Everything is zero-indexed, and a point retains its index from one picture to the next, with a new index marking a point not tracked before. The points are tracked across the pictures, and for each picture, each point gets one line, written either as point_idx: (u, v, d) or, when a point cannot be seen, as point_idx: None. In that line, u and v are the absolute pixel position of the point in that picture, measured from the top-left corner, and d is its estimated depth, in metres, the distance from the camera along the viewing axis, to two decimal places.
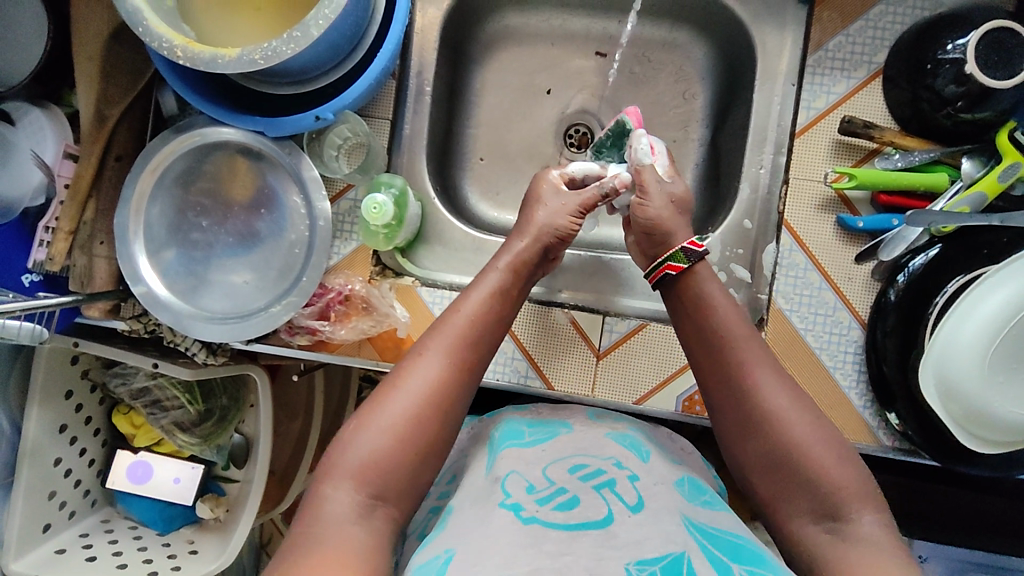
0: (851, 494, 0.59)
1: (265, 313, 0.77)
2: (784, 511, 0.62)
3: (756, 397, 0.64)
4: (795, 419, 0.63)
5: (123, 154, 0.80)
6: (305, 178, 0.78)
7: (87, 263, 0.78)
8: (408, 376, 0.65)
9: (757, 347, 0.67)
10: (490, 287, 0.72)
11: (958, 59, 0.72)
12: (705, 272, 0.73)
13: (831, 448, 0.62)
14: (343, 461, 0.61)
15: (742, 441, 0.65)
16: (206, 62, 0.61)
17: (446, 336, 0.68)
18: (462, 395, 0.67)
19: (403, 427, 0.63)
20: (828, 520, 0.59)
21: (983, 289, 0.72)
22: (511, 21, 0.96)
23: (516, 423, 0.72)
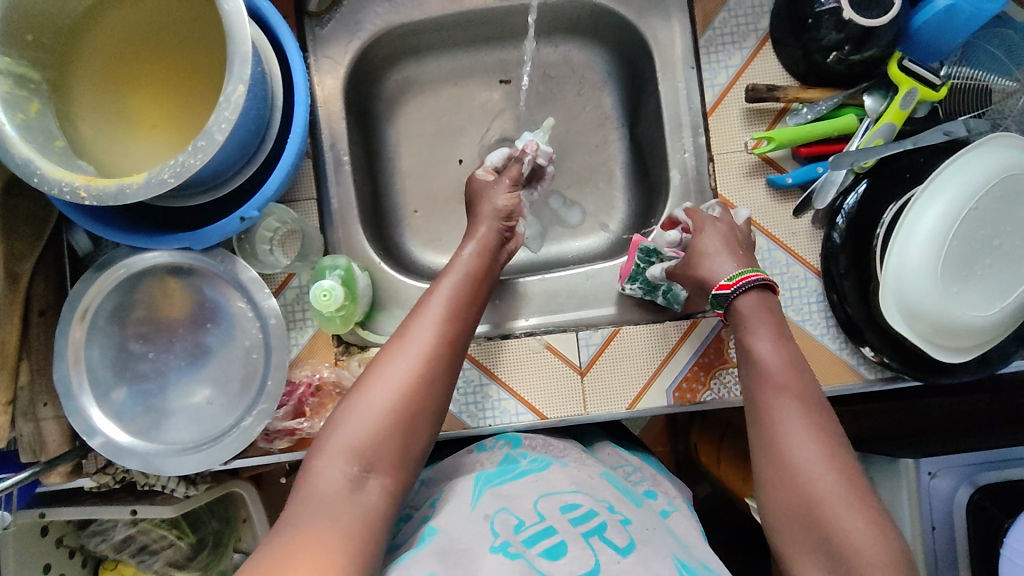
0: (872, 564, 0.53)
1: (238, 429, 0.70)
2: (793, 557, 0.57)
3: (786, 450, 0.59)
4: (821, 475, 0.57)
5: (46, 307, 0.75)
6: (244, 282, 0.71)
7: (35, 428, 0.73)
8: (396, 355, 0.65)
9: (795, 384, 0.62)
10: (460, 269, 0.74)
11: (835, 8, 0.75)
12: (757, 309, 0.66)
13: (861, 511, 0.55)
14: (334, 439, 0.60)
15: (773, 485, 0.59)
16: (115, 195, 0.59)
17: (431, 317, 0.68)
18: (449, 372, 0.67)
19: (394, 402, 0.62)
20: (834, 574, 0.54)
21: (915, 212, 0.75)
22: (408, 71, 0.96)
23: (511, 458, 0.73)
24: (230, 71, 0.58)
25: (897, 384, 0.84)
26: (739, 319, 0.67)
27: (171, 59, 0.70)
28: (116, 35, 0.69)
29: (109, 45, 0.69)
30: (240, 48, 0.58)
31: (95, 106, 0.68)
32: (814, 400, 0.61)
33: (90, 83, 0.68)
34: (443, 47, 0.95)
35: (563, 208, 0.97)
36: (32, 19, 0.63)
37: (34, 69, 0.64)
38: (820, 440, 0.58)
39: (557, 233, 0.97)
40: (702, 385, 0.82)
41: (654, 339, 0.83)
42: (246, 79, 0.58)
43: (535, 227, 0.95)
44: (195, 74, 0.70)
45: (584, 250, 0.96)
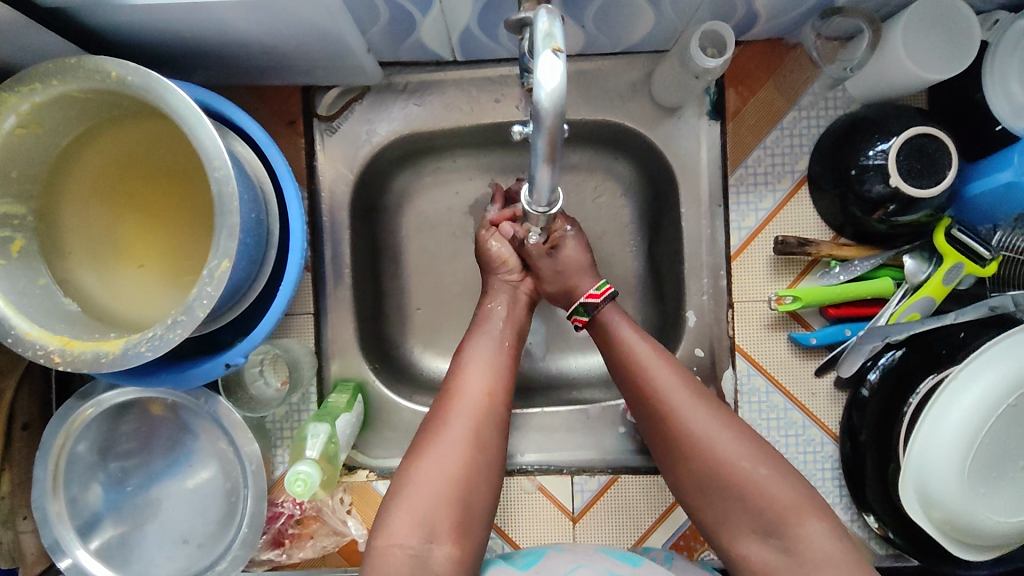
0: (787, 506, 0.59)
1: (211, 575, 0.69)
2: (730, 534, 0.62)
3: (672, 416, 0.64)
4: (711, 429, 0.63)
5: (30, 419, 0.73)
6: (226, 424, 0.69)
7: (14, 540, 0.72)
8: (446, 418, 0.66)
9: (666, 363, 0.68)
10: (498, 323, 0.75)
11: (881, 165, 0.69)
12: (610, 309, 0.73)
13: (770, 465, 0.62)
14: (396, 509, 0.60)
15: (699, 489, 0.63)
16: (89, 363, 0.56)
17: (474, 375, 0.69)
18: (501, 426, 0.67)
19: (453, 473, 0.62)
20: (770, 538, 0.60)
21: (948, 395, 0.68)
22: (419, 169, 0.90)
23: (508, 555, 0.72)
24: (217, 244, 0.55)
25: (899, 562, 0.79)
26: (599, 312, 0.73)
27: (165, 187, 0.66)
28: (108, 156, 0.65)
29: (101, 170, 0.65)
30: (228, 220, 0.55)
31: (84, 235, 0.66)
32: (704, 393, 0.66)
33: (80, 210, 0.65)
34: (459, 146, 0.88)
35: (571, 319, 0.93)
36: (16, 159, 0.59)
37: (19, 204, 0.61)
38: (700, 407, 0.64)
39: (562, 346, 0.93)
40: (701, 543, 0.79)
41: (653, 490, 0.80)
42: (232, 254, 0.55)
43: (539, 335, 0.93)
44: (189, 205, 0.67)
45: (588, 368, 0.92)
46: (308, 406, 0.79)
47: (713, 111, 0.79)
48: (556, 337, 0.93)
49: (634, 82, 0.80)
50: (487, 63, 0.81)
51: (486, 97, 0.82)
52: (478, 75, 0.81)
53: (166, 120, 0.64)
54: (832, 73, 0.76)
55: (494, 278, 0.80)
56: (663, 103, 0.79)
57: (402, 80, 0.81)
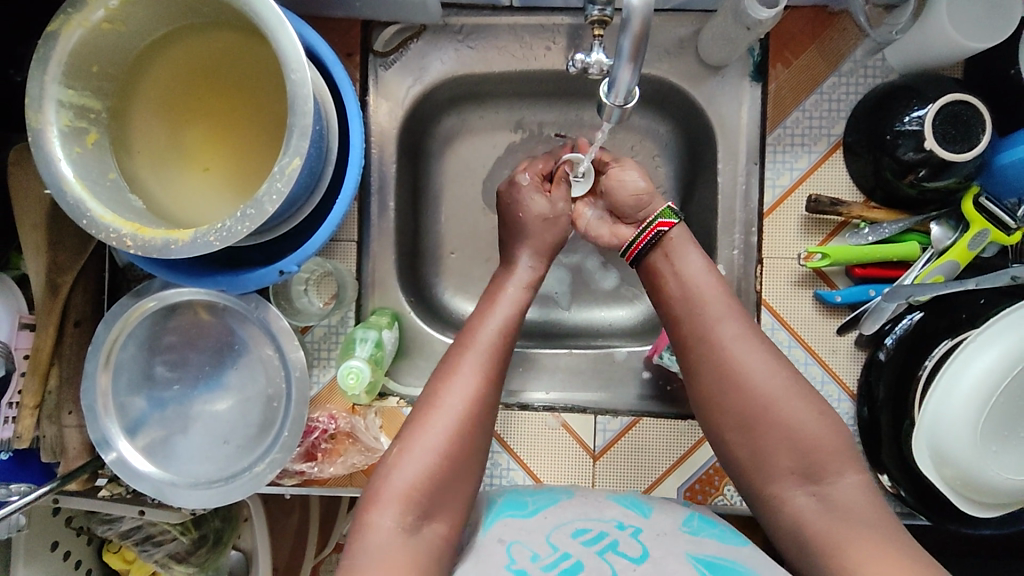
0: (833, 454, 0.63)
1: (249, 474, 0.72)
2: (766, 477, 0.64)
3: (736, 359, 0.67)
4: (768, 375, 0.66)
5: (82, 317, 0.76)
6: (274, 331, 0.74)
7: (57, 433, 0.75)
8: (443, 397, 0.67)
9: (731, 307, 0.70)
10: (508, 302, 0.75)
11: (917, 131, 0.71)
12: (688, 240, 0.75)
13: (813, 409, 0.65)
14: (388, 486, 0.62)
15: (742, 429, 0.66)
16: (159, 250, 0.59)
17: (476, 351, 0.69)
18: (494, 408, 0.69)
19: (445, 446, 0.64)
20: (808, 483, 0.62)
21: (965, 355, 0.71)
22: (463, 114, 0.93)
23: (519, 492, 0.73)
24: (289, 143, 0.58)
25: (908, 520, 0.82)
26: (674, 241, 0.75)
27: (231, 96, 0.69)
28: (182, 64, 0.68)
29: (172, 75, 0.68)
30: (300, 121, 0.58)
31: (151, 136, 0.68)
32: (755, 333, 0.69)
33: (150, 111, 0.68)
34: (505, 95, 0.92)
35: (598, 271, 0.96)
36: (98, 51, 0.62)
37: (95, 98, 0.64)
38: (760, 353, 0.67)
39: (589, 297, 0.96)
40: (716, 488, 0.81)
41: (673, 435, 0.83)
42: (302, 153, 0.58)
43: (564, 285, 0.96)
44: (255, 117, 0.69)
45: (612, 320, 0.95)
46: (346, 326, 0.82)
47: (755, 72, 0.83)
48: (584, 289, 0.96)
49: (682, 39, 0.84)
50: (540, 11, 0.84)
51: (538, 44, 0.85)
52: (532, 22, 0.84)
53: (238, 30, 0.67)
54: (878, 37, 0.79)
55: (520, 246, 0.80)
56: (709, 61, 0.83)
57: (457, 23, 0.85)
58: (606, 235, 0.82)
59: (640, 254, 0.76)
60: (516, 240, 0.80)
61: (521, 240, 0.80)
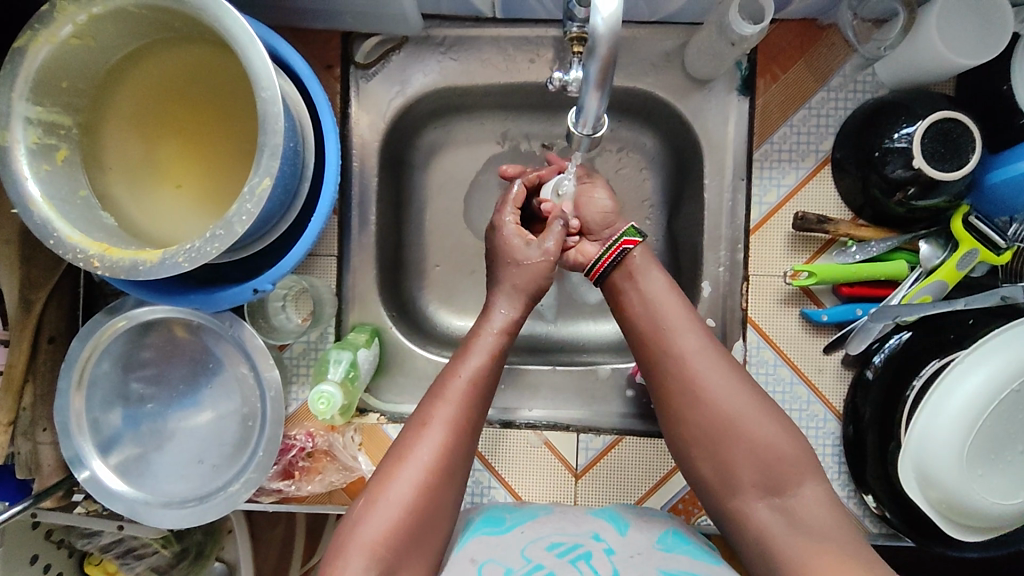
0: (795, 467, 0.62)
1: (223, 494, 0.71)
2: (731, 491, 0.63)
3: (698, 375, 0.66)
4: (730, 389, 0.65)
5: (56, 333, 0.75)
6: (250, 350, 0.72)
7: (31, 449, 0.74)
8: (414, 449, 0.65)
9: (691, 320, 0.69)
10: (486, 345, 0.73)
11: (905, 149, 0.70)
12: (650, 260, 0.74)
13: (773, 421, 0.64)
14: (354, 541, 0.60)
15: (703, 442, 0.65)
16: (127, 270, 0.58)
17: (450, 402, 0.68)
18: (465, 456, 0.67)
19: (413, 500, 0.63)
20: (771, 496, 0.61)
21: (958, 373, 0.69)
22: (448, 126, 0.92)
23: (498, 509, 0.72)
24: (259, 162, 0.57)
25: (892, 541, 0.81)
26: (641, 252, 0.75)
27: (206, 112, 0.68)
28: (155, 80, 0.67)
29: (144, 90, 0.67)
30: (271, 140, 0.57)
31: (124, 152, 0.67)
32: (712, 343, 0.68)
33: (122, 127, 0.67)
34: (490, 107, 0.90)
35: (583, 285, 0.95)
36: (67, 68, 0.61)
37: (65, 115, 0.63)
38: (724, 368, 0.66)
39: (575, 311, 0.95)
40: (699, 508, 0.80)
41: (657, 453, 0.82)
42: (273, 173, 0.57)
43: (549, 299, 0.95)
44: (229, 134, 0.68)
45: (598, 335, 0.93)
46: (325, 343, 0.81)
47: (742, 86, 0.81)
48: (570, 303, 0.95)
49: (668, 52, 0.82)
50: (524, 23, 0.83)
51: (522, 57, 0.84)
52: (516, 34, 0.83)
53: (211, 45, 0.66)
54: (867, 53, 0.78)
55: (497, 289, 0.77)
56: (695, 75, 0.81)
57: (440, 34, 0.83)
58: (570, 253, 0.81)
59: (604, 274, 0.75)
60: (495, 281, 0.78)
61: (502, 281, 0.77)
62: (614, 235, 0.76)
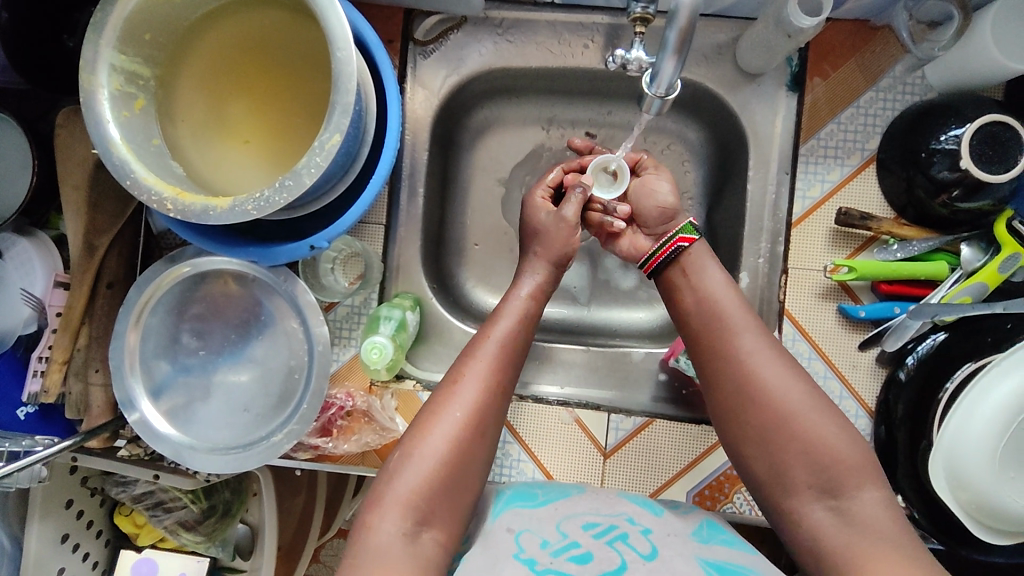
0: (853, 468, 0.60)
1: (266, 443, 0.73)
2: (783, 490, 0.62)
3: (756, 372, 0.65)
4: (789, 386, 0.64)
5: (114, 280, 0.78)
6: (301, 305, 0.75)
7: (82, 390, 0.76)
8: (448, 405, 0.67)
9: (749, 319, 0.69)
10: (515, 309, 0.75)
11: (953, 150, 0.71)
12: (707, 254, 0.75)
13: (832, 422, 0.63)
14: (390, 492, 0.62)
15: (755, 436, 0.64)
16: (197, 215, 0.61)
17: (481, 362, 0.69)
18: (498, 416, 0.69)
19: (446, 455, 0.64)
20: (828, 498, 0.60)
21: (988, 380, 0.70)
22: (498, 107, 0.94)
23: (529, 485, 0.74)
24: (330, 119, 0.60)
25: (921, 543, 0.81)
26: (694, 253, 0.75)
27: (277, 72, 0.71)
28: (231, 38, 0.70)
29: (218, 49, 0.70)
30: (343, 99, 0.60)
31: (195, 105, 0.70)
32: (766, 335, 0.68)
33: (193, 83, 0.70)
34: (539, 91, 0.93)
35: (618, 271, 0.97)
36: (151, 20, 0.64)
37: (145, 66, 0.66)
38: (782, 365, 0.65)
39: (609, 297, 0.96)
40: (725, 496, 0.81)
41: (687, 439, 0.83)
42: (343, 130, 0.60)
43: (584, 281, 0.97)
44: (297, 94, 0.71)
45: (631, 322, 0.95)
46: (369, 308, 0.83)
47: (792, 82, 0.83)
48: (604, 288, 0.96)
49: (720, 45, 0.84)
50: (581, 10, 0.85)
51: (576, 42, 0.86)
52: (571, 20, 0.85)
53: (287, 10, 0.69)
54: (919, 54, 0.79)
55: (534, 258, 0.80)
56: (746, 68, 0.83)
57: (498, 16, 0.86)
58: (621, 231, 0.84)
59: (659, 266, 0.76)
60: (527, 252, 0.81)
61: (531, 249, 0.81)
62: (672, 231, 0.77)
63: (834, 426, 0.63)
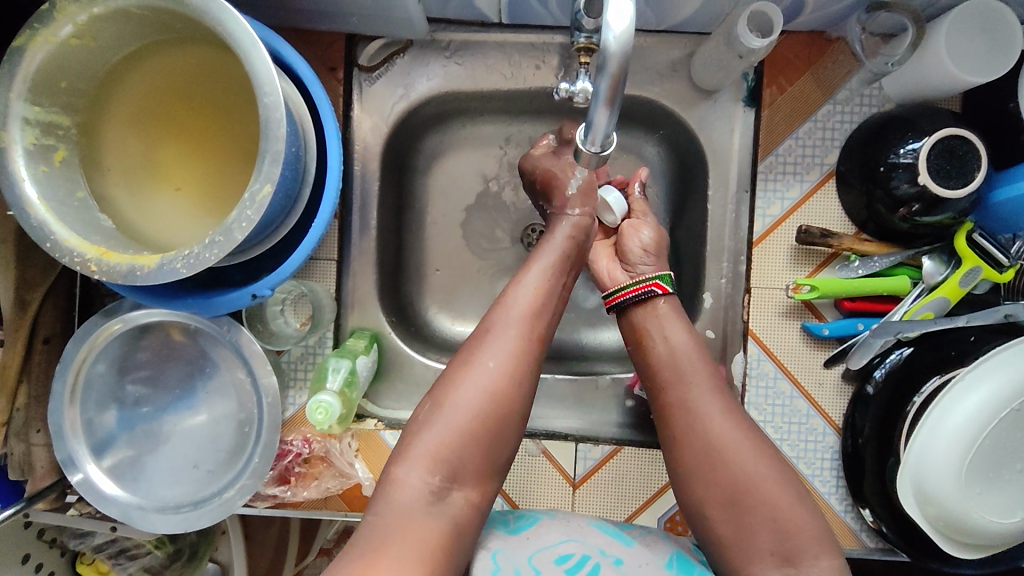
0: (811, 539, 0.58)
1: (218, 500, 0.71)
2: (743, 554, 0.60)
3: (715, 434, 0.64)
4: (749, 453, 0.63)
5: (51, 335, 0.74)
6: (247, 355, 0.72)
7: (24, 451, 0.73)
8: (483, 353, 0.64)
9: (709, 373, 0.68)
10: (550, 253, 0.72)
11: (911, 164, 0.69)
12: (674, 311, 0.73)
13: (790, 489, 0.61)
14: (419, 442, 0.60)
15: (714, 502, 0.62)
16: (124, 275, 0.57)
17: (518, 308, 0.67)
18: (539, 364, 0.66)
19: (482, 403, 0.61)
20: (787, 564, 0.57)
21: (956, 392, 0.69)
22: (451, 130, 0.91)
23: (504, 512, 0.72)
24: (260, 169, 0.57)
25: (889, 555, 0.80)
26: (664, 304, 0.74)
27: (207, 114, 0.67)
28: (156, 80, 0.66)
29: (143, 92, 0.66)
30: (273, 146, 0.56)
31: (121, 152, 0.67)
32: (721, 384, 0.67)
33: (121, 129, 0.66)
34: (492, 112, 0.90)
35: (582, 290, 0.94)
36: (67, 68, 0.60)
37: (64, 115, 0.62)
38: (742, 431, 0.64)
39: (574, 318, 0.94)
40: None
41: (656, 465, 0.82)
42: (274, 179, 0.57)
43: None
44: (230, 136, 0.67)
45: (597, 343, 0.93)
46: (323, 348, 0.80)
47: (748, 97, 0.81)
48: (569, 309, 0.94)
49: (675, 61, 0.82)
50: (531, 29, 0.82)
51: (527, 63, 0.83)
52: (521, 40, 0.82)
53: (213, 46, 0.65)
54: (872, 68, 0.77)
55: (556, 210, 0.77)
56: (702, 84, 0.81)
57: (445, 38, 0.83)
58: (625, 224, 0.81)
59: (625, 304, 0.75)
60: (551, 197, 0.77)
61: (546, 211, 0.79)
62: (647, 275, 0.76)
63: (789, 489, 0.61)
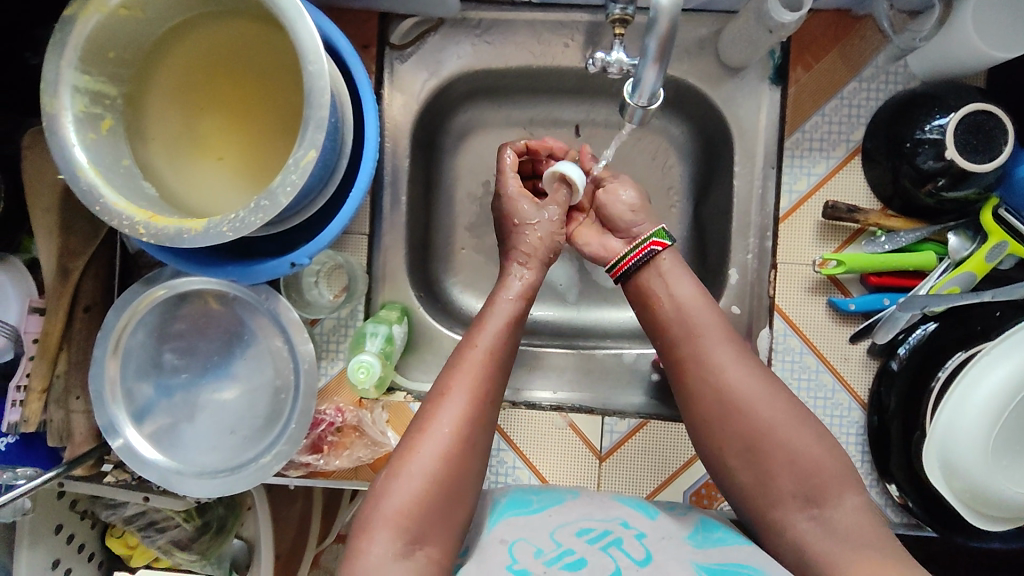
0: (834, 477, 0.61)
1: (256, 464, 0.72)
2: (770, 503, 0.62)
3: (731, 381, 0.65)
4: (764, 397, 0.64)
5: (91, 303, 0.76)
6: (284, 322, 0.74)
7: (64, 417, 0.74)
8: (437, 420, 0.64)
9: (719, 325, 0.69)
10: (500, 313, 0.73)
11: (938, 140, 0.70)
12: (677, 262, 0.74)
13: (809, 430, 0.63)
14: (379, 512, 0.60)
15: (731, 449, 0.64)
16: (172, 238, 0.59)
17: (469, 370, 0.67)
18: (489, 426, 0.66)
19: (438, 471, 0.62)
20: (811, 506, 0.60)
21: (981, 367, 0.69)
22: (478, 109, 0.92)
23: (524, 492, 0.72)
24: (305, 135, 0.58)
25: (914, 531, 0.81)
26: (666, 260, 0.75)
27: (247, 84, 0.68)
28: (199, 51, 0.68)
29: (186, 63, 0.68)
30: (317, 113, 0.58)
31: (163, 122, 0.68)
32: (732, 333, 0.68)
33: (163, 100, 0.68)
34: (520, 92, 0.91)
35: None
36: (115, 37, 0.62)
37: (110, 85, 0.64)
38: (755, 375, 0.65)
39: (599, 297, 0.95)
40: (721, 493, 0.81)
41: (682, 439, 0.83)
42: (318, 145, 0.58)
43: (572, 279, 0.95)
44: (270, 106, 0.69)
45: (621, 321, 0.94)
46: (355, 320, 0.82)
47: (775, 75, 0.82)
48: (594, 288, 0.95)
49: (702, 39, 0.83)
50: (560, 8, 0.83)
51: (556, 41, 0.84)
52: (550, 19, 0.84)
53: (256, 20, 0.67)
54: (900, 44, 0.78)
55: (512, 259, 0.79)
56: (729, 63, 0.82)
57: (476, 17, 0.84)
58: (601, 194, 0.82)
59: (628, 272, 0.76)
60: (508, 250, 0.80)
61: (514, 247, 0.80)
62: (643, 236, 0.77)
63: (807, 429, 0.63)
